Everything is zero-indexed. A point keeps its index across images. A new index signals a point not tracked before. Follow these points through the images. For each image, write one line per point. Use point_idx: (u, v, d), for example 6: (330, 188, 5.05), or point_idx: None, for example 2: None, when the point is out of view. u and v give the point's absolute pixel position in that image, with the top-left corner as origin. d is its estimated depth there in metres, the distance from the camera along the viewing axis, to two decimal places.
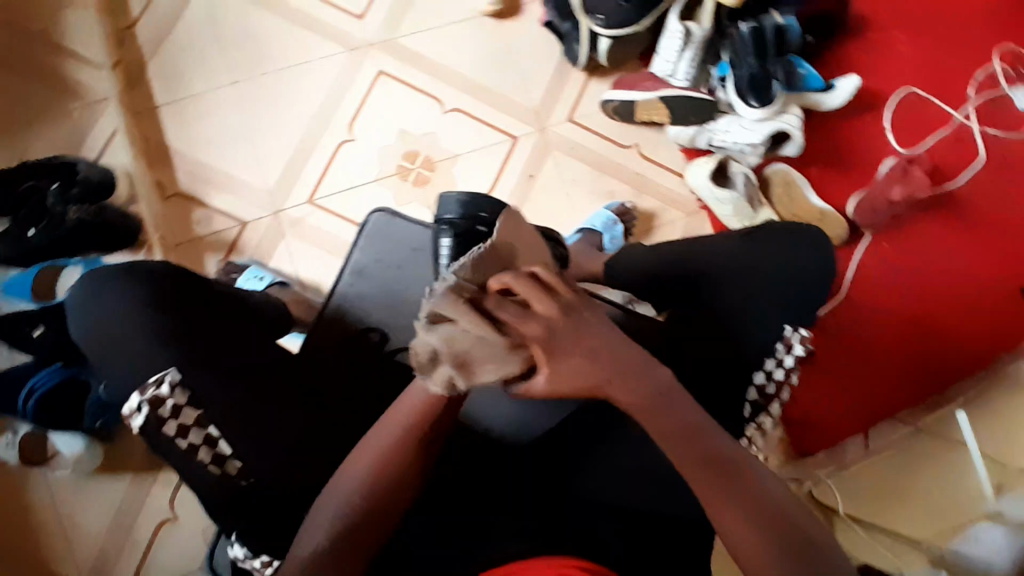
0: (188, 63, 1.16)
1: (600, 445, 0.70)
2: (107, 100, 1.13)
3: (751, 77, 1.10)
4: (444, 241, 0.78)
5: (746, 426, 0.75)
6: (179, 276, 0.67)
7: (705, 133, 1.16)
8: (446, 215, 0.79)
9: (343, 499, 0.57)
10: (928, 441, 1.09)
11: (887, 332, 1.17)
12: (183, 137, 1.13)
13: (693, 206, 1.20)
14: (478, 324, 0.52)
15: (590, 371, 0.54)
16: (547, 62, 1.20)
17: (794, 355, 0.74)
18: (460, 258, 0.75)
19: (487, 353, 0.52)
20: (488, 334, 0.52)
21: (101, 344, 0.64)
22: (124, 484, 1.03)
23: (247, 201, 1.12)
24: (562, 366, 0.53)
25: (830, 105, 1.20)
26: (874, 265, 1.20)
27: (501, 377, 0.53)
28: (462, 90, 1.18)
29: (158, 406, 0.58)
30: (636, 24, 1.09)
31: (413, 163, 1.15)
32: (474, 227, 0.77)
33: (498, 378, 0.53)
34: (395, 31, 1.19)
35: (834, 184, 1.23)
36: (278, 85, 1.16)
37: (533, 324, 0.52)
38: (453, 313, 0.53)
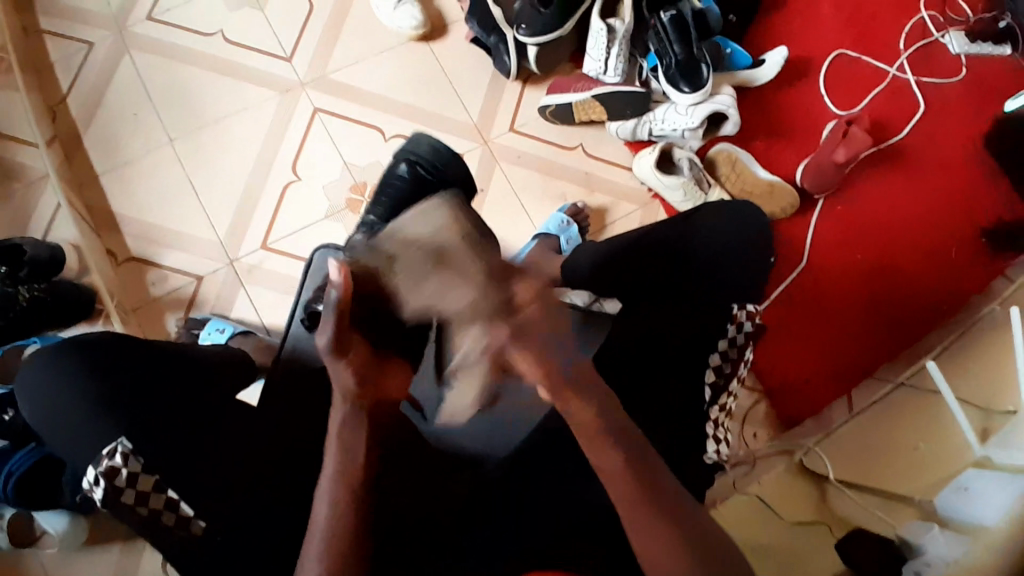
0: (123, 128, 1.16)
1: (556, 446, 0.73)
2: (48, 176, 1.12)
3: (678, 64, 1.13)
4: (401, 168, 0.91)
5: (711, 410, 0.75)
6: (111, 342, 0.66)
7: (644, 124, 1.18)
8: (416, 150, 0.93)
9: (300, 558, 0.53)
10: (909, 393, 1.04)
11: (850, 291, 1.19)
12: (127, 202, 1.14)
13: (645, 196, 1.21)
14: (453, 247, 0.58)
15: (559, 348, 0.52)
16: (480, 76, 1.22)
17: (744, 331, 0.76)
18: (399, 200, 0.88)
19: (461, 285, 0.54)
20: (455, 261, 0.57)
21: (53, 424, 0.64)
22: (114, 555, 1.03)
23: (200, 255, 1.11)
24: (533, 324, 0.51)
25: (762, 78, 1.24)
26: (827, 231, 1.21)
27: (460, 302, 0.53)
28: (400, 116, 1.19)
29: (114, 476, 0.59)
30: (558, 28, 1.11)
31: (363, 194, 1.15)
32: (417, 172, 0.90)
33: (455, 301, 0.54)
34: (326, 68, 1.20)
35: (780, 155, 1.24)
36: (216, 136, 1.16)
37: (525, 279, 0.55)
38: (430, 232, 0.60)
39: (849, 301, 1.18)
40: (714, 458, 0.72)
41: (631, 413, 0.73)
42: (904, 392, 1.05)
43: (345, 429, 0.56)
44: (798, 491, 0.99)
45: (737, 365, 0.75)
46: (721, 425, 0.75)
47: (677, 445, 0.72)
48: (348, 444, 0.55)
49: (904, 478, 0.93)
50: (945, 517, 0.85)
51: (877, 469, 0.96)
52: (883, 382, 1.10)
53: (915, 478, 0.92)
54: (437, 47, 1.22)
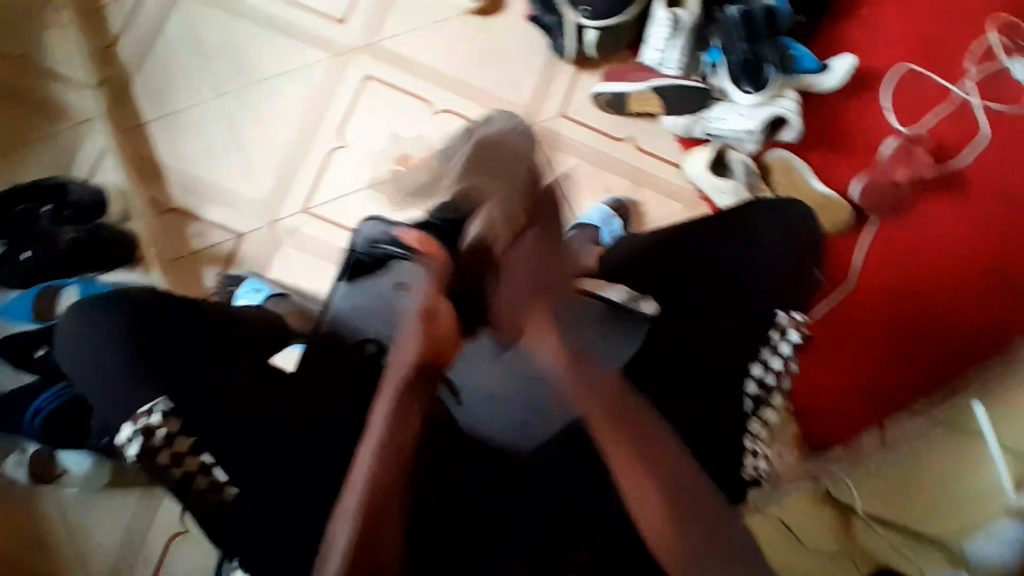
0: (172, 78, 1.15)
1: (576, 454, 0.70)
2: (94, 119, 1.13)
3: (744, 61, 1.08)
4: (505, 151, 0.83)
5: (751, 423, 0.72)
6: (155, 301, 0.64)
7: (699, 122, 1.14)
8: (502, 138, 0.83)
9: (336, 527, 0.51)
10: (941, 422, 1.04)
11: (894, 314, 1.15)
12: (171, 152, 1.13)
13: (693, 197, 1.18)
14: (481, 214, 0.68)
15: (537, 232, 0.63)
16: (535, 56, 1.19)
17: (789, 341, 0.73)
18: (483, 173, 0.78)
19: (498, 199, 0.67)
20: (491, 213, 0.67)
21: (93, 376, 0.63)
22: (134, 499, 1.04)
23: (241, 213, 1.11)
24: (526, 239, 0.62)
25: (826, 85, 1.18)
26: (879, 253, 1.17)
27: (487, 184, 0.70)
28: (450, 90, 1.17)
29: (150, 436, 0.59)
30: (619, 15, 1.08)
31: (406, 167, 1.11)
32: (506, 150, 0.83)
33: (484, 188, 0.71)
34: (377, 35, 1.18)
35: (836, 168, 1.20)
36: (265, 97, 1.15)
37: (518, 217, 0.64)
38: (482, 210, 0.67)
39: (891, 328, 1.15)
40: (752, 473, 0.71)
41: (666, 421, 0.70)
42: (940, 428, 1.02)
43: (398, 399, 0.54)
44: (822, 516, 0.95)
45: (780, 377, 0.73)
46: (760, 438, 0.72)
47: (715, 454, 0.70)
48: (403, 403, 0.54)
49: (929, 516, 0.92)
50: (974, 565, 0.85)
51: (901, 498, 0.95)
52: (917, 417, 1.08)
53: (939, 517, 0.92)
54: (493, 24, 1.19)
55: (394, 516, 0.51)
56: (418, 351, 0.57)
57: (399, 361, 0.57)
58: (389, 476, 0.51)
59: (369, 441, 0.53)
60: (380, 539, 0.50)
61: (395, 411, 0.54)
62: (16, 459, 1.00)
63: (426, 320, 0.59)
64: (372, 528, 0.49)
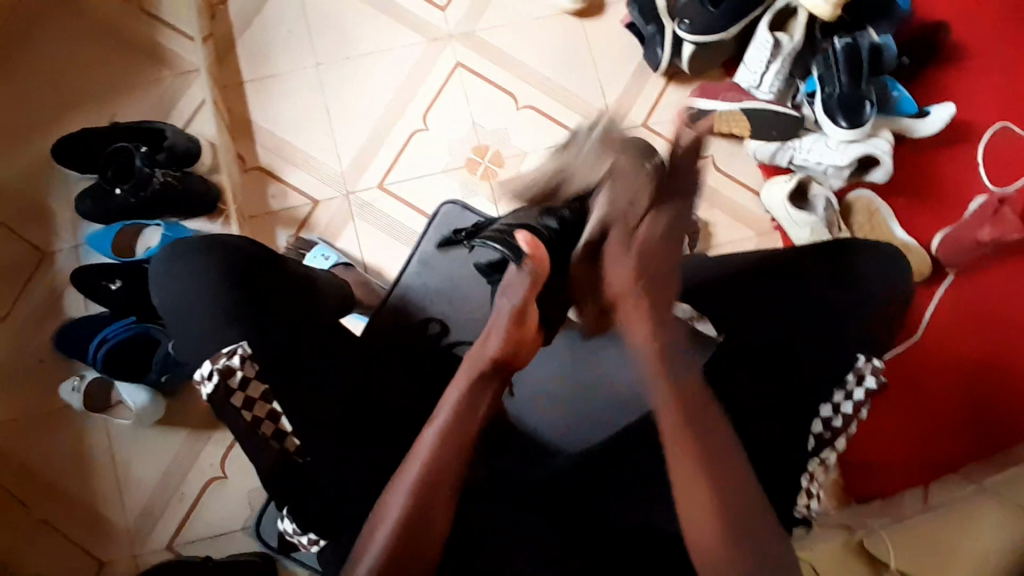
0: (274, 42, 1.19)
1: (621, 462, 0.70)
2: (197, 71, 1.18)
3: (841, 96, 1.05)
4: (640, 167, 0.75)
5: (809, 462, 0.70)
6: (251, 252, 0.69)
7: (786, 150, 1.11)
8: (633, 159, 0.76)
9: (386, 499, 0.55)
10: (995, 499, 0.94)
11: (959, 379, 1.10)
12: (263, 112, 1.17)
13: (765, 225, 1.16)
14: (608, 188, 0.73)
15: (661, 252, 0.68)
16: (627, 64, 1.19)
17: (864, 387, 0.70)
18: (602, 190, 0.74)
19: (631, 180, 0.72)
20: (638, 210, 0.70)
21: (181, 316, 0.66)
22: (181, 438, 1.08)
23: (320, 180, 1.14)
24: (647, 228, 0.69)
25: (922, 131, 1.14)
26: (953, 311, 1.12)
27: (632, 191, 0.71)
28: (537, 88, 1.18)
29: (229, 376, 0.61)
30: (721, 32, 1.06)
31: (483, 157, 1.15)
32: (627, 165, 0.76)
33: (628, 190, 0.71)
34: (474, 25, 1.20)
35: (917, 217, 1.16)
36: (358, 71, 1.18)
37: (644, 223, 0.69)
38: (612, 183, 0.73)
39: (952, 391, 1.10)
40: (802, 513, 0.69)
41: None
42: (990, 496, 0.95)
43: (469, 385, 0.59)
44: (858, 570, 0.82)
45: (849, 422, 0.69)
46: (817, 479, 0.70)
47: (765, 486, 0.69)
48: (473, 394, 0.59)
49: None
50: None
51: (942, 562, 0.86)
52: (965, 483, 1.00)
53: None
54: (589, 27, 1.19)
55: (444, 497, 0.55)
56: (495, 351, 0.60)
57: (478, 353, 0.61)
58: (447, 467, 0.56)
59: (436, 422, 0.57)
60: (430, 517, 0.55)
61: (464, 398, 0.58)
62: (73, 385, 1.05)
63: (514, 318, 0.61)
64: (422, 507, 0.54)
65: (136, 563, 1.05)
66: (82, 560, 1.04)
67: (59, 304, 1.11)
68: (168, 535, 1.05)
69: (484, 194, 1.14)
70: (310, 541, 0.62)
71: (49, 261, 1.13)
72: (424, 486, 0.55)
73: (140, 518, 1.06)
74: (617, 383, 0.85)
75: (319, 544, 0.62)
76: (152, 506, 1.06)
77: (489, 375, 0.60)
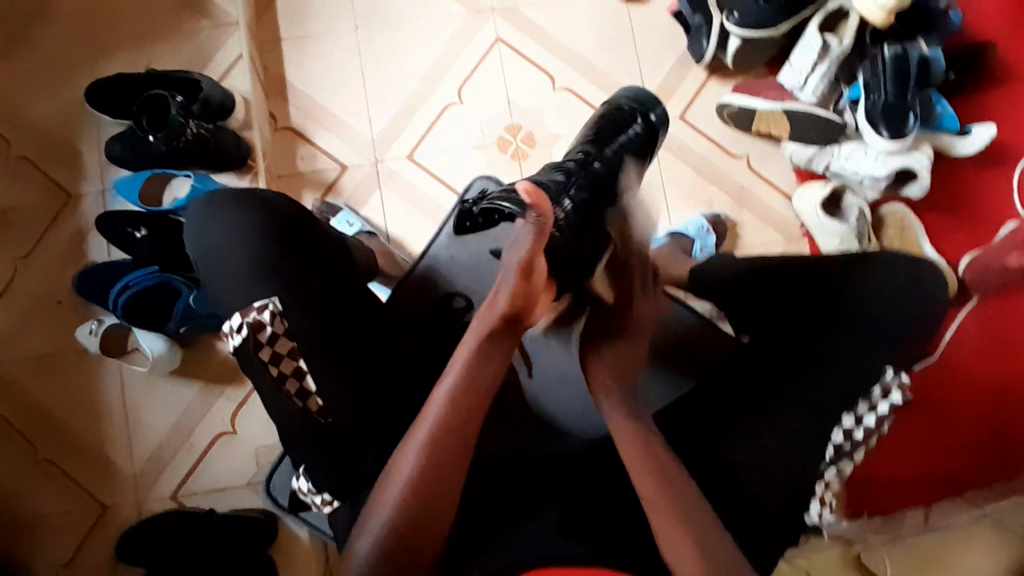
0: (315, 2, 1.17)
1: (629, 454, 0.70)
2: (236, 24, 1.15)
3: (885, 106, 1.03)
4: (635, 127, 0.91)
5: (823, 471, 0.68)
6: (293, 207, 0.70)
7: (825, 155, 1.09)
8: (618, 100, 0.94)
9: (393, 458, 0.57)
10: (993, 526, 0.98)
11: (975, 403, 1.08)
12: (299, 72, 1.16)
13: (794, 231, 1.14)
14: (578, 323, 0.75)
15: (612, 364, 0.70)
16: (669, 54, 1.17)
17: (889, 401, 0.68)
18: (612, 138, 0.89)
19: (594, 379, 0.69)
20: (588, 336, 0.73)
21: (214, 265, 0.66)
22: (194, 390, 1.09)
23: (349, 146, 1.14)
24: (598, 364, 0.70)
25: (962, 150, 1.11)
26: (973, 334, 1.10)
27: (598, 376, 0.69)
28: (576, 71, 1.16)
29: (259, 330, 0.62)
30: (771, 28, 1.04)
31: (515, 137, 1.14)
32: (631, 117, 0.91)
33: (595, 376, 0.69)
34: (518, 1, 1.18)
35: (948, 237, 1.14)
36: (397, 39, 1.16)
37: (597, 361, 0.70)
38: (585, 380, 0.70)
39: (964, 412, 1.08)
40: (814, 521, 0.68)
41: (729, 434, 0.69)
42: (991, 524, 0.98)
43: (478, 348, 0.60)
44: None
45: (870, 435, 0.67)
46: (830, 489, 0.68)
47: (781, 498, 0.67)
48: (482, 352, 0.60)
49: None
50: None
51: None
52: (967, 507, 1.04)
53: None
54: (634, 13, 1.17)
55: (458, 464, 0.57)
56: (505, 305, 0.61)
57: (487, 312, 0.62)
58: (461, 433, 0.57)
59: (451, 377, 0.59)
60: (437, 492, 0.55)
61: (473, 358, 0.60)
62: (90, 329, 1.05)
63: (520, 275, 0.61)
64: (428, 484, 0.55)
65: (141, 509, 1.06)
66: (87, 504, 1.06)
67: (81, 248, 1.12)
68: (173, 486, 1.06)
69: (512, 174, 1.13)
70: (325, 502, 0.63)
71: (74, 203, 1.13)
72: (437, 446, 0.56)
73: (147, 465, 1.07)
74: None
75: (333, 505, 0.63)
76: (160, 455, 1.07)
77: (497, 334, 0.61)
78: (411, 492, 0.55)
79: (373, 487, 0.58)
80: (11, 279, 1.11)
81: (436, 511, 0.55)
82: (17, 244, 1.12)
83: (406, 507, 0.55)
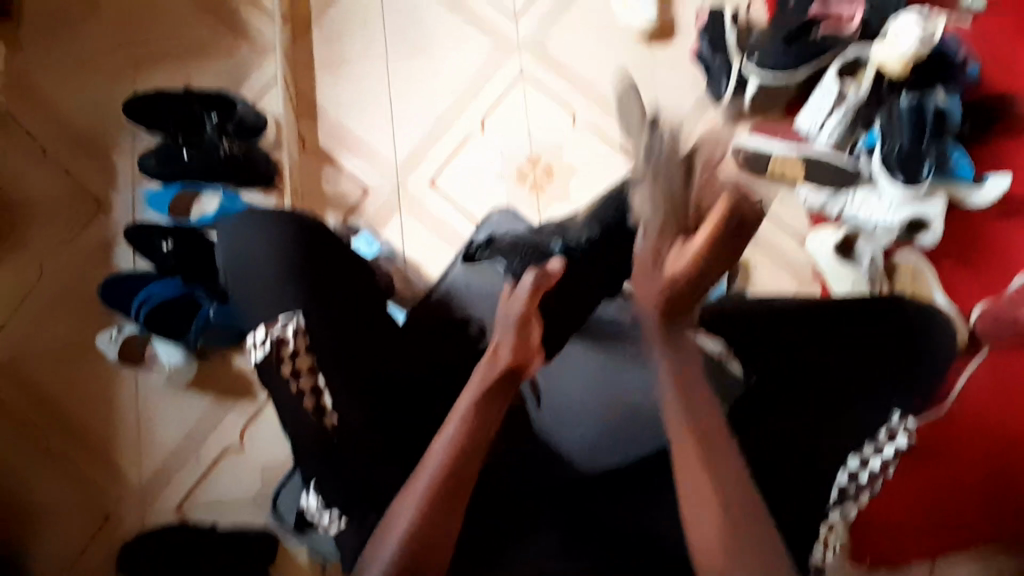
0: (349, 30, 1.22)
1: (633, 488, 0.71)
2: (273, 49, 1.21)
3: (900, 153, 1.04)
4: None
5: (829, 512, 0.68)
6: (317, 225, 0.72)
7: (839, 200, 1.10)
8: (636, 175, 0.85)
9: (395, 501, 0.59)
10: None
11: (985, 457, 1.06)
12: (329, 96, 1.20)
13: (807, 274, 1.16)
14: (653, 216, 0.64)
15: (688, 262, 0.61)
16: (688, 95, 1.20)
17: (894, 446, 0.68)
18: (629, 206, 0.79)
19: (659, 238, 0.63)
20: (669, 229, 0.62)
21: (242, 280, 0.68)
22: (205, 401, 1.10)
23: (373, 169, 1.17)
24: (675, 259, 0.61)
25: (981, 200, 1.13)
26: (982, 387, 1.09)
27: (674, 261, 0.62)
28: (597, 108, 1.19)
29: (282, 345, 0.63)
30: (788, 72, 1.08)
31: (534, 168, 1.17)
32: None
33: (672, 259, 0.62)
34: (544, 39, 1.22)
35: (959, 286, 1.14)
36: (425, 69, 1.21)
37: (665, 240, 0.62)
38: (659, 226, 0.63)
39: (973, 468, 1.06)
40: (817, 560, 0.68)
41: None
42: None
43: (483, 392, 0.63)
44: None
45: (875, 479, 0.68)
46: (833, 530, 0.69)
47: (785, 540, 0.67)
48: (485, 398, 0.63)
49: None
50: None
51: None
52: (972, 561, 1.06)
53: None
54: (655, 55, 1.21)
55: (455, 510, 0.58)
56: (507, 358, 0.66)
57: (490, 360, 0.66)
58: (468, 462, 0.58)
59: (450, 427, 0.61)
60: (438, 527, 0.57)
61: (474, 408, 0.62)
62: (110, 335, 1.08)
63: (519, 330, 0.68)
64: (431, 523, 0.57)
65: (146, 515, 1.07)
66: (94, 506, 1.07)
67: (108, 255, 1.15)
68: (179, 495, 1.08)
69: (530, 205, 1.15)
70: (332, 519, 0.63)
71: (104, 210, 1.17)
72: (442, 489, 0.58)
73: (154, 473, 1.08)
74: (636, 401, 0.76)
75: (340, 523, 0.63)
76: (169, 464, 1.09)
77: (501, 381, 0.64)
78: (416, 530, 0.56)
79: (377, 525, 0.59)
80: (36, 281, 1.14)
81: (441, 548, 0.57)
82: (45, 246, 1.15)
83: (410, 544, 0.56)
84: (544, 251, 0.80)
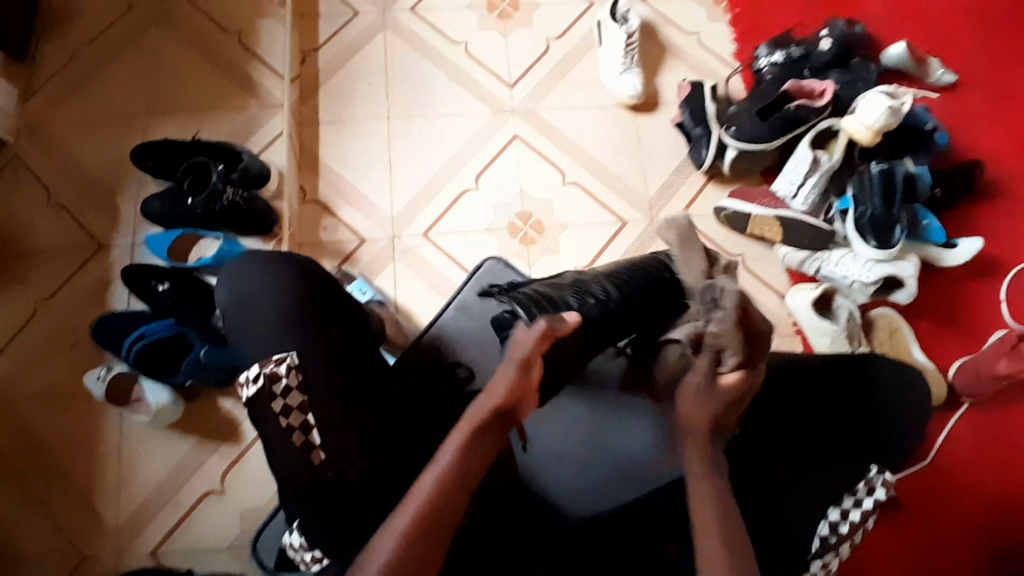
0: (354, 91, 1.30)
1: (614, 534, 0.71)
2: (281, 107, 1.28)
3: (872, 218, 1.10)
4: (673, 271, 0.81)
5: (811, 564, 0.68)
6: (318, 270, 0.75)
7: (815, 260, 1.17)
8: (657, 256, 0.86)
9: (373, 541, 0.58)
10: None
11: (968, 511, 1.07)
12: (332, 151, 1.26)
13: (788, 327, 1.19)
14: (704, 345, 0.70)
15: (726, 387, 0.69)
16: (672, 157, 1.27)
17: (873, 498, 0.68)
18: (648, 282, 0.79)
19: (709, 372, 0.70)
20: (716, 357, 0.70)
21: (241, 321, 0.71)
22: (188, 444, 1.10)
23: (370, 220, 1.21)
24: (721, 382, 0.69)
25: (950, 260, 1.17)
26: (963, 442, 1.11)
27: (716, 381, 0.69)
28: (586, 168, 1.26)
29: (274, 381, 0.65)
30: (763, 141, 1.15)
31: (525, 223, 1.22)
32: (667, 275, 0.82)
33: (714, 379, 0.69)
34: (537, 104, 1.30)
35: (938, 343, 1.17)
36: (424, 128, 1.27)
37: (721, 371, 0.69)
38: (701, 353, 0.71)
39: (959, 523, 1.07)
40: None
41: None
42: None
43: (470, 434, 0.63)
44: None
45: (856, 531, 0.68)
46: None
47: None
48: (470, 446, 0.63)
49: None
50: None
51: None
52: None
53: None
54: (641, 120, 1.29)
55: (441, 551, 0.57)
56: (502, 396, 0.64)
57: (483, 400, 0.65)
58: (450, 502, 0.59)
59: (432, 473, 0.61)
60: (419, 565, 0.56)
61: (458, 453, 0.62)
62: (98, 374, 1.07)
63: (520, 371, 0.65)
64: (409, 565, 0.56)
65: (119, 560, 1.04)
66: (66, 549, 1.04)
67: (105, 296, 1.17)
68: (155, 541, 1.05)
69: (520, 257, 1.19)
70: (313, 560, 0.63)
71: (104, 252, 1.19)
72: (421, 530, 0.58)
73: (131, 518, 1.06)
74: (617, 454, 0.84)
75: (321, 564, 0.63)
76: (148, 507, 1.07)
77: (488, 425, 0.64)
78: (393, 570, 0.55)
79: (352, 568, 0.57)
80: (30, 318, 1.15)
81: None
82: (43, 285, 1.17)
83: None
84: (564, 304, 0.75)
